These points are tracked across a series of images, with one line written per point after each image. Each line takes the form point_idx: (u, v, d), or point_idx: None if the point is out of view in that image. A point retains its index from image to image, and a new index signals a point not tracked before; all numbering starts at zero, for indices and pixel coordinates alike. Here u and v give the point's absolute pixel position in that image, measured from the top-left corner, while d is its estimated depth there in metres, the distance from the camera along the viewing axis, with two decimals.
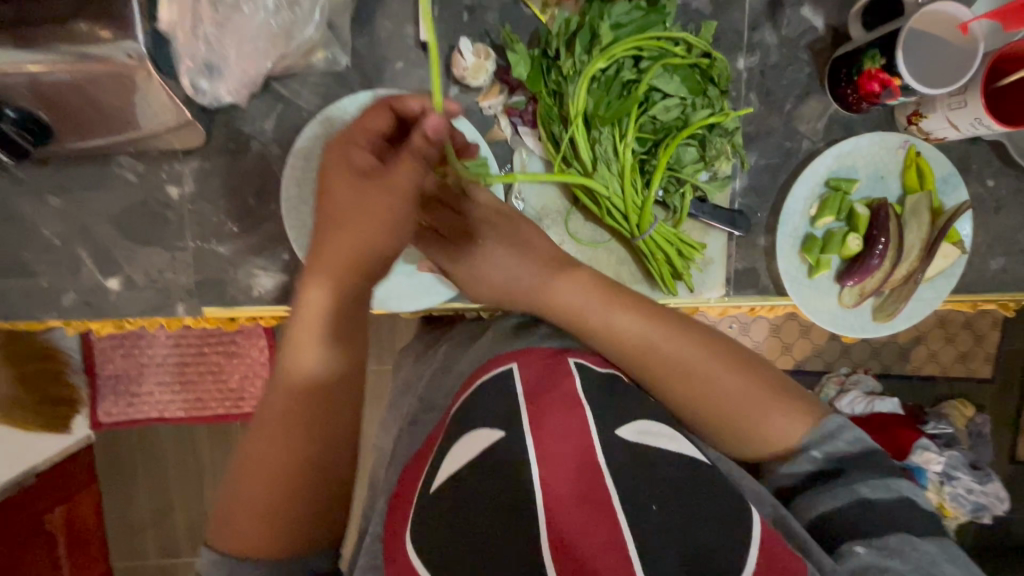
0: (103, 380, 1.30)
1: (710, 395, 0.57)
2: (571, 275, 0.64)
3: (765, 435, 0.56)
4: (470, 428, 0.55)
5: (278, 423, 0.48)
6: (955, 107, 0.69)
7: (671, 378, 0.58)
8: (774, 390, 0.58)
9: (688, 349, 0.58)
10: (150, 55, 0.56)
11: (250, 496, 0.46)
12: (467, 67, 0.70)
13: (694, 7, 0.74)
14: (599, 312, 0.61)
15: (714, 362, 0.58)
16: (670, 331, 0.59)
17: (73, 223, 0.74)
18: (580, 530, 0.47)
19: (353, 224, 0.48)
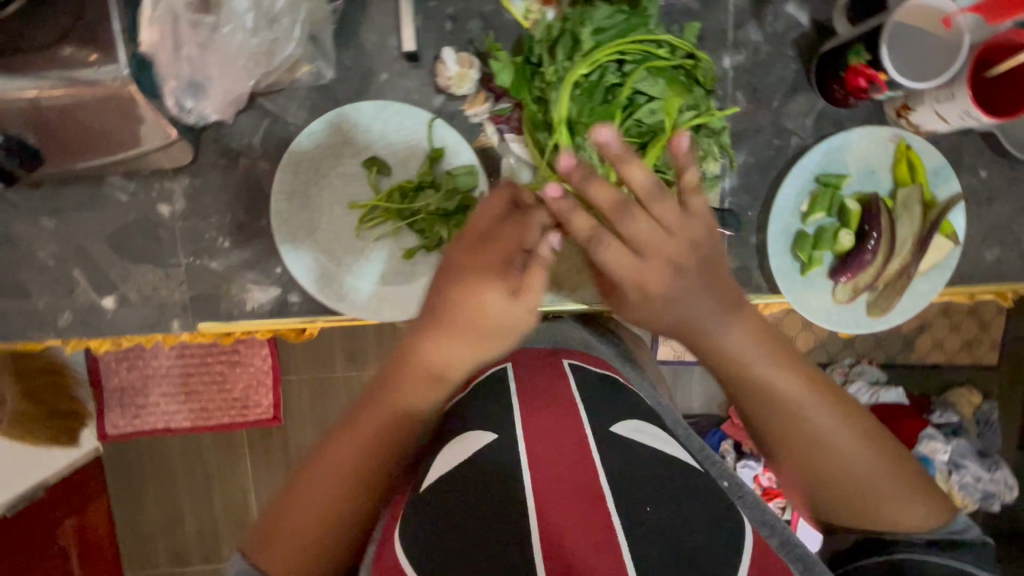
0: (110, 394, 1.38)
1: (828, 461, 0.55)
2: (745, 317, 0.56)
3: (870, 505, 0.55)
4: (461, 432, 0.59)
5: (348, 456, 0.56)
6: (944, 100, 0.68)
7: (781, 433, 0.56)
8: (898, 464, 0.55)
9: (827, 414, 0.55)
10: (133, 77, 0.57)
11: (308, 508, 0.54)
12: (451, 76, 0.72)
13: (676, 8, 0.74)
14: (759, 367, 0.56)
15: (846, 431, 0.55)
16: (822, 403, 0.55)
17: (67, 243, 0.74)
18: (568, 517, 0.48)
19: (463, 311, 0.53)
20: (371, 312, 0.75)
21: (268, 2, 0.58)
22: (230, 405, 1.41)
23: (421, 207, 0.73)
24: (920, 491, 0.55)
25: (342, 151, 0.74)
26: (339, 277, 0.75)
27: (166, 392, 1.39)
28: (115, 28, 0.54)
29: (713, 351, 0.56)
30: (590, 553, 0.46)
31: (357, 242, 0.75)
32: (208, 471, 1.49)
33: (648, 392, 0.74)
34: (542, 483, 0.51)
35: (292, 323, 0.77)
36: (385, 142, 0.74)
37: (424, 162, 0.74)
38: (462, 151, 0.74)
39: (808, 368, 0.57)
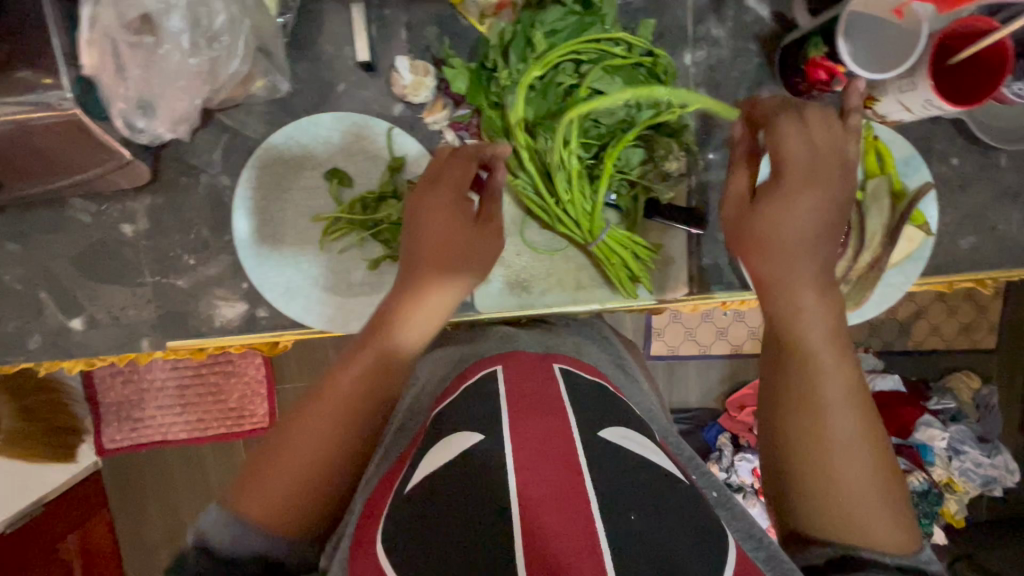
0: (105, 409, 1.36)
1: (830, 455, 0.50)
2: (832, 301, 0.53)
3: (852, 518, 0.48)
4: (446, 434, 0.55)
5: (331, 414, 0.55)
6: (906, 90, 0.67)
7: (799, 407, 0.51)
8: (893, 491, 0.50)
9: (851, 411, 0.50)
10: (80, 102, 0.56)
11: (282, 475, 0.52)
12: (406, 85, 0.71)
13: (634, 6, 0.74)
14: (819, 351, 0.51)
15: (863, 438, 0.50)
16: (862, 415, 0.51)
17: (33, 267, 0.75)
18: (556, 527, 0.44)
19: (434, 243, 0.62)
20: (339, 326, 0.75)
21: (206, 20, 0.57)
22: (226, 415, 1.39)
23: (383, 216, 0.72)
24: (905, 529, 0.49)
25: (303, 163, 0.73)
26: (306, 290, 0.75)
27: (162, 404, 1.37)
28: (56, 50, 0.54)
29: (780, 309, 0.53)
30: (580, 559, 0.42)
31: (322, 255, 0.75)
32: (207, 481, 1.50)
33: (640, 403, 0.70)
34: (531, 490, 0.47)
35: (262, 338, 0.77)
36: (345, 152, 0.74)
37: (385, 172, 0.73)
38: (423, 159, 0.74)
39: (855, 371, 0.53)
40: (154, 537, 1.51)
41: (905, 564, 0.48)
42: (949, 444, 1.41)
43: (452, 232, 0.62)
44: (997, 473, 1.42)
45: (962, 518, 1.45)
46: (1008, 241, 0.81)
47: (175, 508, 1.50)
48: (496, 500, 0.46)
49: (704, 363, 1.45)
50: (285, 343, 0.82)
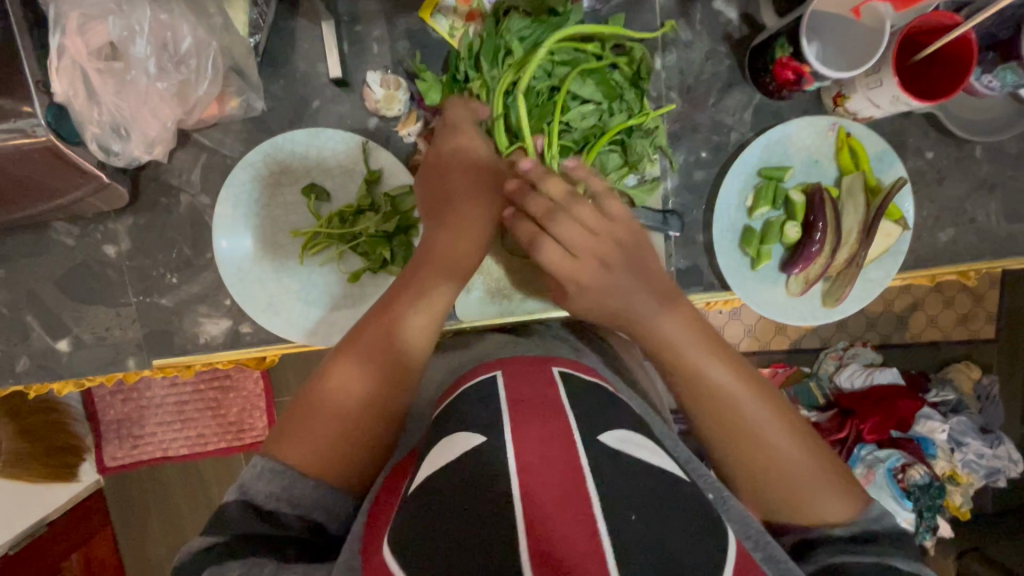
0: (106, 427, 1.37)
1: (755, 450, 0.55)
2: (676, 305, 0.60)
3: (801, 497, 0.53)
4: (448, 434, 0.55)
5: (359, 387, 0.57)
6: (873, 87, 0.68)
7: (710, 404, 0.57)
8: (825, 459, 0.55)
9: (755, 400, 0.56)
10: (53, 128, 0.58)
11: (314, 431, 0.55)
12: (379, 99, 0.72)
13: (603, 13, 0.75)
14: (693, 350, 0.58)
15: (773, 419, 0.55)
16: (750, 394, 0.56)
17: (19, 291, 0.76)
18: (562, 529, 0.44)
19: (456, 223, 0.66)
20: (322, 339, 0.75)
21: (173, 44, 0.60)
22: (226, 429, 1.39)
23: (361, 229, 0.73)
24: (851, 493, 0.53)
25: (282, 179, 0.74)
26: (289, 305, 0.75)
27: (162, 420, 1.37)
28: (28, 77, 0.55)
29: (653, 335, 0.60)
30: (584, 560, 0.41)
31: (303, 268, 0.76)
32: (209, 496, 1.50)
33: (637, 404, 0.69)
34: (533, 493, 0.46)
35: (247, 353, 0.78)
36: (322, 168, 0.74)
37: (362, 185, 0.74)
38: (399, 171, 0.74)
39: (738, 360, 0.59)
40: (158, 554, 1.51)
41: (859, 532, 0.51)
42: (949, 436, 1.38)
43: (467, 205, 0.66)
44: (1000, 464, 1.37)
45: (967, 510, 1.44)
46: (986, 232, 0.81)
47: (177, 523, 1.51)
48: (496, 506, 0.46)
49: None
50: (272, 357, 0.83)
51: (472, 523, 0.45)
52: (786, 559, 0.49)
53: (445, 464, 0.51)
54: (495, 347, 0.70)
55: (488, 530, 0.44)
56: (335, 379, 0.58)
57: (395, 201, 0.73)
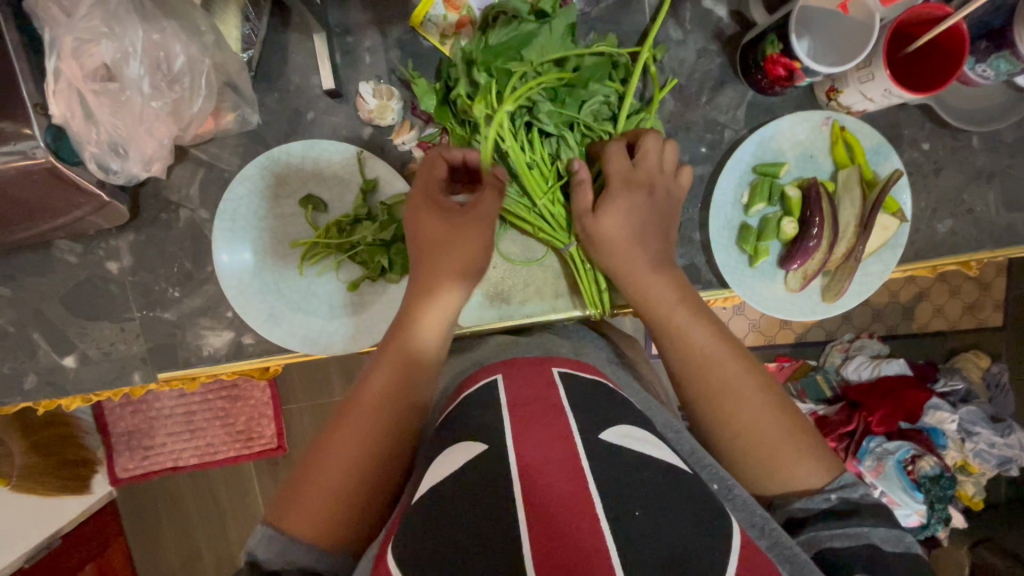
0: (117, 439, 1.39)
1: (735, 411, 0.59)
2: (670, 275, 0.66)
3: (778, 461, 0.57)
4: (453, 442, 0.55)
5: (350, 438, 0.58)
6: (865, 81, 0.67)
7: (694, 368, 0.62)
8: (800, 426, 0.59)
9: (734, 363, 0.62)
10: (51, 148, 0.59)
11: (310, 493, 0.55)
12: (372, 109, 0.73)
13: (593, 16, 0.75)
14: (676, 311, 0.65)
15: (751, 383, 0.60)
16: (729, 356, 0.62)
17: (25, 309, 0.77)
18: (566, 531, 0.44)
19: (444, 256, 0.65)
20: (323, 348, 0.76)
21: (166, 64, 0.61)
22: (236, 438, 1.41)
23: (358, 238, 0.73)
24: (824, 461, 0.58)
25: (279, 190, 0.75)
26: (290, 315, 0.76)
27: (172, 431, 1.39)
28: (26, 103, 0.56)
29: (645, 301, 0.66)
30: (587, 558, 0.43)
31: (303, 279, 0.77)
32: (220, 505, 1.51)
33: (641, 399, 0.69)
34: (536, 496, 0.47)
35: (250, 364, 0.79)
36: (318, 178, 0.75)
37: (358, 195, 0.75)
38: (394, 179, 0.75)
39: (721, 329, 0.64)
40: (173, 563, 1.53)
41: (836, 498, 0.55)
42: (959, 425, 1.37)
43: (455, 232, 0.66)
44: (1012, 453, 1.35)
45: (980, 500, 1.42)
46: (986, 222, 0.80)
47: (189, 533, 1.52)
48: (501, 506, 0.47)
49: None
50: (276, 367, 0.84)
51: (477, 528, 0.46)
52: (793, 548, 0.50)
53: (447, 472, 0.52)
54: (494, 349, 0.71)
55: (500, 535, 0.45)
56: (318, 458, 0.57)
57: (392, 210, 0.74)
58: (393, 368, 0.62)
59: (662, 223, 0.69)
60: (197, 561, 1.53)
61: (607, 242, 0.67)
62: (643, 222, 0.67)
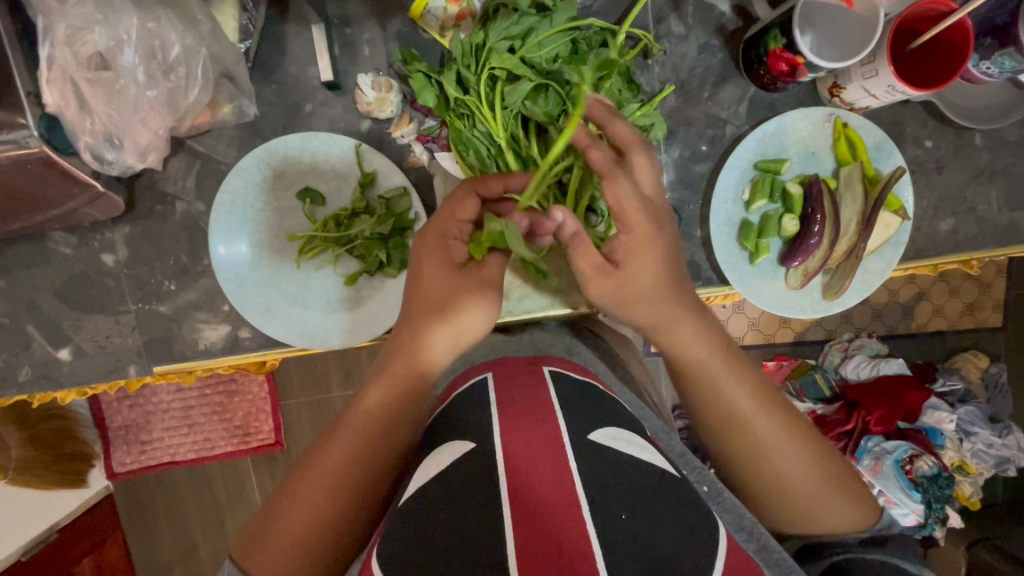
0: (113, 433, 1.38)
1: (767, 471, 0.57)
2: (705, 322, 0.59)
3: (811, 513, 0.57)
4: (443, 442, 0.57)
5: (332, 471, 0.59)
6: (869, 76, 0.67)
7: (727, 427, 0.58)
8: (835, 472, 0.57)
9: (768, 419, 0.57)
10: (45, 138, 0.58)
11: (290, 527, 0.57)
12: (371, 102, 0.72)
13: (595, 9, 0.74)
14: (712, 365, 0.58)
15: (786, 436, 0.57)
16: (766, 411, 0.58)
17: (19, 301, 0.76)
18: (552, 532, 0.44)
19: (445, 310, 0.59)
20: (321, 342, 0.75)
21: (162, 52, 0.60)
22: (232, 433, 1.40)
23: (356, 232, 0.72)
24: (856, 503, 0.57)
25: (275, 185, 0.74)
26: (287, 309, 0.75)
27: (169, 425, 1.39)
28: (19, 89, 0.55)
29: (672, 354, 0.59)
30: (573, 564, 0.42)
31: (301, 273, 0.76)
32: (215, 499, 1.51)
33: (630, 400, 0.69)
34: (522, 495, 0.47)
35: (246, 359, 0.78)
36: (315, 171, 0.74)
37: (356, 188, 0.74)
38: (392, 173, 0.74)
39: (753, 376, 0.59)
40: (169, 556, 1.53)
41: (863, 537, 0.56)
42: (957, 426, 1.37)
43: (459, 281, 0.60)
44: (1010, 453, 1.37)
45: (977, 500, 1.42)
46: (987, 222, 0.80)
47: (186, 527, 1.52)
48: (490, 507, 0.47)
49: None
50: (272, 362, 0.83)
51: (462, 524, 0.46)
52: (781, 551, 0.54)
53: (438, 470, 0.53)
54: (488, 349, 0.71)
55: (488, 540, 0.44)
56: (298, 493, 0.58)
57: (389, 203, 0.73)
58: (387, 386, 0.61)
59: (681, 259, 0.59)
60: (193, 555, 1.53)
61: (626, 286, 0.57)
62: (663, 262, 0.56)
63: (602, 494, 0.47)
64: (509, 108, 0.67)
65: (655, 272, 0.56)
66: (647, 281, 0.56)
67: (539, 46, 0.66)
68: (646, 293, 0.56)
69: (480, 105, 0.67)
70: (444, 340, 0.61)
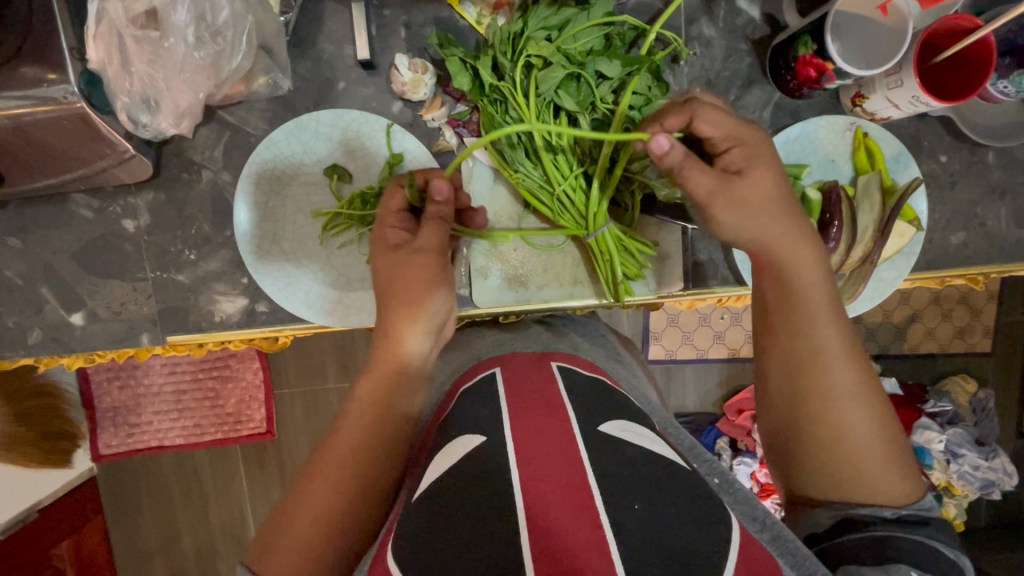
0: (103, 413, 1.35)
1: (835, 416, 0.52)
2: (803, 248, 0.55)
3: (860, 473, 0.52)
4: (453, 436, 0.56)
5: (334, 470, 0.56)
6: (894, 87, 0.69)
7: (805, 362, 0.54)
8: (896, 446, 0.53)
9: (851, 369, 0.53)
10: (85, 95, 0.60)
11: (297, 525, 0.54)
12: (405, 82, 0.72)
13: (630, 7, 0.76)
14: (808, 296, 0.55)
15: (864, 388, 0.53)
16: (845, 356, 0.53)
17: (35, 262, 0.75)
18: (566, 529, 0.44)
19: (398, 287, 0.60)
20: (340, 321, 0.75)
21: (211, 15, 0.61)
22: (223, 420, 1.38)
23: None
24: (907, 480, 0.52)
25: (302, 164, 0.75)
26: (307, 286, 0.75)
27: (160, 407, 1.36)
28: (62, 45, 0.57)
29: (785, 269, 0.55)
30: (589, 555, 0.43)
31: (323, 250, 0.76)
32: (203, 487, 1.49)
33: (637, 395, 0.70)
34: (536, 488, 0.48)
35: (261, 333, 0.78)
36: (345, 150, 0.75)
37: (384, 168, 0.75)
38: (421, 155, 0.75)
39: (848, 328, 0.55)
40: (152, 541, 1.49)
41: (903, 514, 0.51)
42: (945, 447, 1.38)
43: (424, 261, 0.60)
44: (994, 476, 1.38)
45: (960, 521, 1.44)
46: (996, 238, 0.82)
47: (173, 513, 1.49)
48: (507, 499, 0.47)
49: (702, 366, 1.45)
50: (284, 341, 0.82)
51: (484, 521, 0.46)
52: (793, 539, 0.51)
53: (463, 453, 0.53)
54: (500, 340, 0.72)
55: (500, 528, 0.45)
56: (303, 490, 0.56)
57: None
58: (378, 383, 0.60)
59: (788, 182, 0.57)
60: (178, 542, 1.50)
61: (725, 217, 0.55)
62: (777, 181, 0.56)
63: (627, 481, 0.48)
64: (542, 95, 0.67)
65: (776, 188, 0.55)
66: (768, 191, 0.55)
67: (574, 38, 0.66)
68: (762, 197, 0.55)
69: (514, 92, 0.67)
70: (430, 325, 0.61)
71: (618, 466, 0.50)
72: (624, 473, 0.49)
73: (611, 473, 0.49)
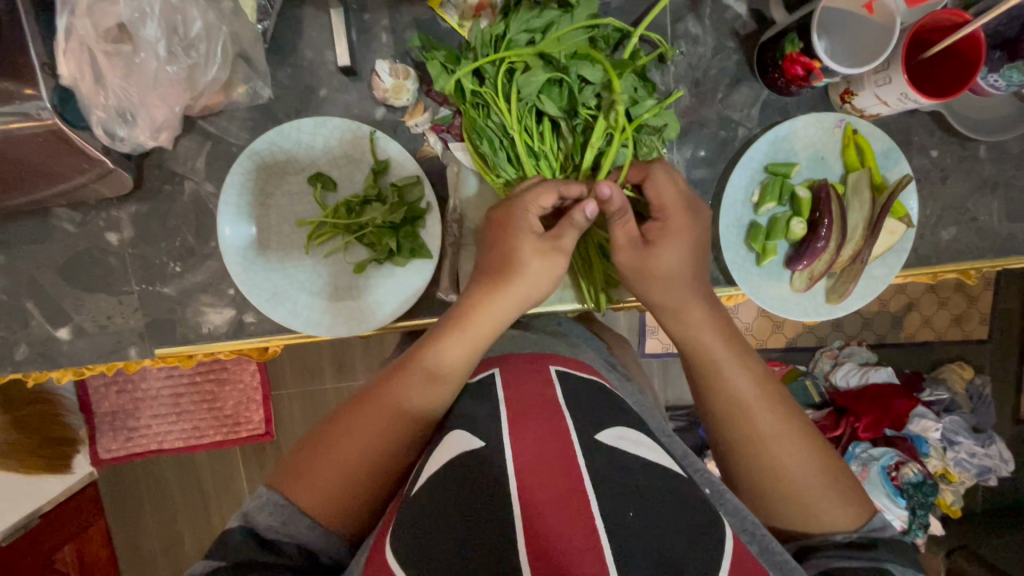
0: (101, 419, 1.35)
1: (771, 457, 0.56)
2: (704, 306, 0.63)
3: (805, 502, 0.55)
4: (447, 436, 0.55)
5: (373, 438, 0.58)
6: (882, 84, 0.68)
7: (730, 412, 0.59)
8: (831, 469, 0.56)
9: (767, 407, 0.58)
10: (59, 112, 0.59)
11: (321, 480, 0.55)
12: (387, 88, 0.72)
13: (614, 7, 0.75)
14: (717, 348, 0.61)
15: (789, 428, 0.57)
16: (761, 398, 0.59)
17: (19, 277, 0.75)
18: (561, 533, 0.44)
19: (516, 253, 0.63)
20: (326, 330, 0.74)
21: (183, 27, 0.61)
22: (222, 423, 1.38)
23: (368, 220, 0.71)
24: (851, 503, 0.55)
25: (287, 171, 0.74)
26: (294, 295, 0.75)
27: (157, 412, 1.36)
28: (33, 60, 0.56)
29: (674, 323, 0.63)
30: (582, 557, 0.43)
31: (309, 259, 0.75)
32: (204, 490, 1.49)
33: (634, 400, 0.70)
34: (535, 491, 0.47)
35: (251, 344, 0.77)
36: (329, 158, 0.74)
37: (369, 175, 0.74)
38: (406, 162, 0.74)
39: (760, 370, 0.61)
40: (154, 544, 1.50)
41: (853, 537, 0.54)
42: (942, 435, 1.38)
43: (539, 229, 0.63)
44: (991, 463, 1.39)
45: (957, 508, 1.45)
46: (988, 232, 0.81)
47: (174, 516, 1.50)
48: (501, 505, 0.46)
49: None
50: (274, 349, 0.82)
51: (470, 532, 0.45)
52: (782, 553, 0.51)
53: (462, 452, 0.52)
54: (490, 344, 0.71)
55: (491, 535, 0.44)
56: (338, 440, 0.57)
57: (402, 192, 0.72)
58: (424, 375, 0.60)
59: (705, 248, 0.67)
60: (180, 544, 1.51)
61: (638, 269, 0.64)
62: (689, 257, 0.65)
63: (617, 492, 0.47)
64: (524, 100, 0.66)
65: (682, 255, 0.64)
66: (677, 264, 0.64)
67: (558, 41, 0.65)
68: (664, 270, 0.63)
69: (496, 97, 0.66)
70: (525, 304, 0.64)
71: (609, 475, 0.49)
72: (613, 478, 0.49)
73: (599, 476, 0.48)
